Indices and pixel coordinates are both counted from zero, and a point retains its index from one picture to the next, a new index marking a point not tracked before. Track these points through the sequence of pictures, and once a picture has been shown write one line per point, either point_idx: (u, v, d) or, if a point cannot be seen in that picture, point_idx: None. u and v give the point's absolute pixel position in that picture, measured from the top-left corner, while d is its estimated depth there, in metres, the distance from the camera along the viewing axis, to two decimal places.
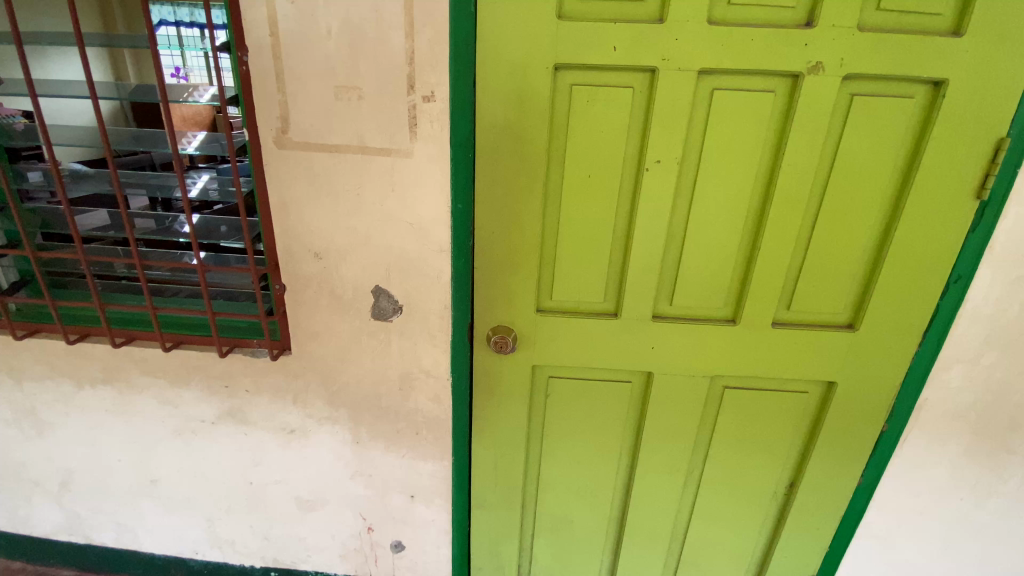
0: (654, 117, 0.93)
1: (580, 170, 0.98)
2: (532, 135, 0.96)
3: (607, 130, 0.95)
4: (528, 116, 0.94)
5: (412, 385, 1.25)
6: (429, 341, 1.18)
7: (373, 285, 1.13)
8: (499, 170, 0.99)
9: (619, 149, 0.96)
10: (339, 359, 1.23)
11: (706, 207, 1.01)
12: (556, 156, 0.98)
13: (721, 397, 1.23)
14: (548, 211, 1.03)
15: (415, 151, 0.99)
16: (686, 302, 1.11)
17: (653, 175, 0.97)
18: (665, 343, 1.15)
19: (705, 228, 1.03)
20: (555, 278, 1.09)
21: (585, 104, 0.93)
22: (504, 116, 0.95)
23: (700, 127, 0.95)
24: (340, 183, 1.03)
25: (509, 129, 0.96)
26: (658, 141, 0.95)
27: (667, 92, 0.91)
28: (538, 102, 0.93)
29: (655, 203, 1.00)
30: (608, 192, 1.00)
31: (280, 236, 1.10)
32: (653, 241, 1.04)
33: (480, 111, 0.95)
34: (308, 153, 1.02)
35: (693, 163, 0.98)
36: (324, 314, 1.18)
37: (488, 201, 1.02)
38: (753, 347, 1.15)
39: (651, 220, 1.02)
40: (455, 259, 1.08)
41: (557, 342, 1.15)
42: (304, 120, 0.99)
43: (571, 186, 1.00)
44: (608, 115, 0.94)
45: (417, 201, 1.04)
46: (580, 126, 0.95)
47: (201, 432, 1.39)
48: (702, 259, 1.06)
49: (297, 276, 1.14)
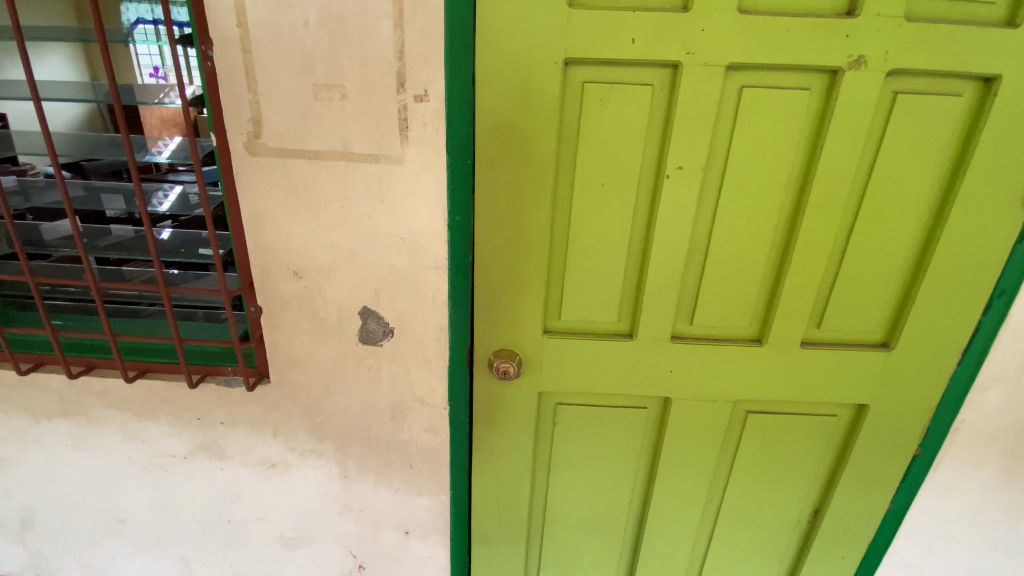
0: (677, 118, 0.82)
1: (592, 178, 0.87)
2: (539, 138, 0.85)
3: (624, 133, 0.84)
4: (534, 118, 0.83)
5: (405, 415, 1.13)
6: (423, 367, 1.07)
7: (360, 307, 1.01)
8: (502, 178, 0.88)
9: (637, 154, 0.86)
10: (324, 387, 1.11)
11: (732, 218, 0.91)
12: (565, 162, 0.87)
13: (743, 422, 1.13)
14: (556, 224, 0.92)
15: (406, 157, 0.88)
16: (708, 321, 1.00)
17: (674, 183, 0.87)
18: (685, 366, 1.04)
19: (731, 241, 0.93)
20: (564, 297, 0.99)
21: (599, 103, 0.82)
22: (507, 117, 0.84)
23: (727, 129, 0.85)
24: (322, 194, 0.92)
25: (513, 132, 0.85)
26: (680, 145, 0.84)
27: (691, 90, 0.81)
28: (546, 102, 0.82)
29: (676, 215, 0.90)
30: (624, 202, 0.89)
31: (254, 253, 0.98)
32: (674, 256, 0.93)
33: (481, 111, 0.84)
34: (284, 161, 0.90)
35: (719, 169, 0.88)
36: (306, 339, 1.06)
37: (489, 213, 0.91)
38: (780, 370, 1.05)
39: (672, 232, 0.91)
40: (453, 278, 0.97)
41: (566, 367, 1.05)
42: (280, 124, 0.87)
43: (582, 196, 0.89)
44: (624, 115, 0.83)
45: (408, 214, 0.92)
46: (593, 129, 0.84)
47: (172, 468, 1.26)
48: (726, 275, 0.96)
49: (275, 298, 1.02)
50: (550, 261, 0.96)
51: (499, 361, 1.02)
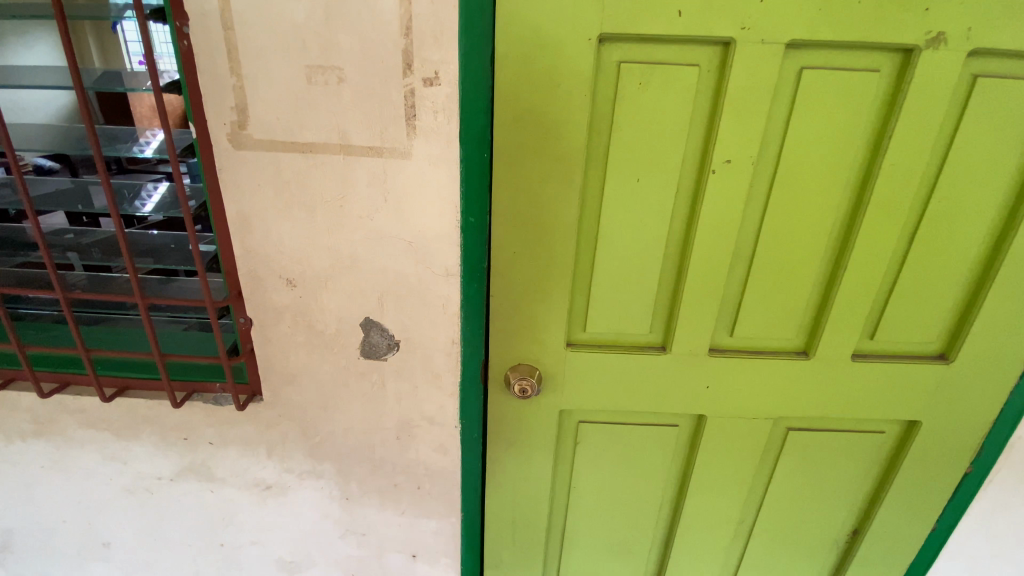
0: (726, 104, 0.72)
1: (627, 173, 0.76)
2: (567, 128, 0.74)
3: (665, 121, 0.73)
4: (562, 104, 0.73)
5: (412, 434, 1.03)
6: (432, 383, 0.96)
7: (362, 318, 0.91)
8: (524, 173, 0.77)
9: (679, 146, 0.75)
10: (322, 405, 1.01)
11: (783, 218, 0.80)
12: (596, 155, 0.76)
13: (783, 441, 1.03)
14: (584, 225, 0.82)
15: (413, 150, 0.76)
16: (750, 332, 0.90)
17: (720, 178, 0.76)
18: (723, 381, 0.94)
19: (781, 244, 0.82)
20: (590, 307, 0.88)
21: (638, 86, 0.71)
22: (531, 104, 0.73)
23: (782, 117, 0.74)
24: (317, 192, 0.80)
25: (537, 121, 0.74)
26: (730, 135, 0.73)
27: (744, 72, 0.70)
28: (576, 86, 0.71)
29: (721, 215, 0.79)
30: (663, 201, 0.78)
31: (241, 259, 0.87)
32: (716, 260, 0.82)
33: (501, 96, 0.73)
34: (274, 155, 0.78)
35: (770, 163, 0.77)
36: (301, 353, 0.95)
37: (508, 213, 0.80)
38: (827, 384, 0.95)
39: (716, 234, 0.80)
40: (466, 286, 0.86)
41: (591, 383, 0.94)
42: (268, 112, 0.76)
43: (616, 193, 0.78)
44: (666, 101, 0.72)
45: (416, 215, 0.81)
46: (630, 116, 0.73)
47: (159, 490, 1.16)
48: (773, 282, 0.85)
49: (266, 309, 0.91)
50: (575, 266, 0.85)
51: (518, 378, 0.92)
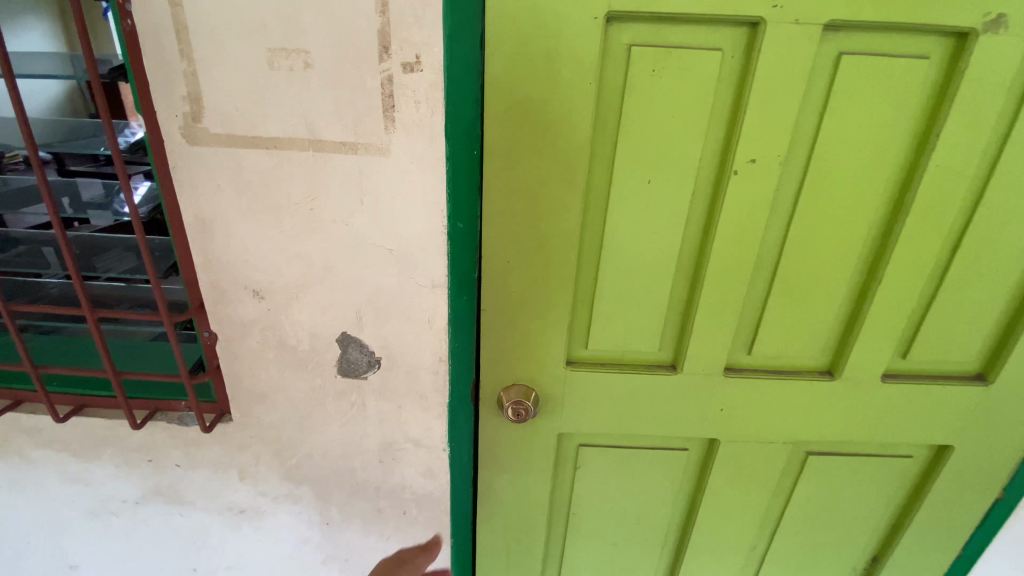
0: (752, 95, 0.62)
1: (637, 175, 0.67)
2: (569, 123, 0.64)
3: (681, 115, 0.63)
4: (563, 95, 0.63)
5: (397, 457, 0.94)
6: (418, 404, 0.87)
7: (339, 333, 0.82)
8: (518, 174, 0.68)
9: (697, 143, 0.65)
10: (298, 426, 0.92)
11: (812, 226, 0.71)
12: (601, 154, 0.67)
13: (802, 466, 0.95)
14: (586, 233, 0.72)
15: (392, 146, 0.67)
16: (770, 350, 0.81)
17: (743, 180, 0.67)
18: (738, 403, 0.85)
19: (809, 254, 0.73)
20: (593, 323, 0.79)
21: (651, 73, 0.61)
22: (527, 94, 0.63)
23: (814, 111, 0.65)
24: (284, 194, 0.71)
25: (534, 114, 0.64)
26: (755, 132, 0.64)
27: (774, 58, 0.61)
28: (580, 74, 0.62)
29: (742, 223, 0.70)
30: (676, 206, 0.69)
31: (201, 268, 0.77)
32: (735, 273, 0.73)
33: (492, 85, 0.63)
34: (234, 152, 0.69)
35: (799, 163, 0.68)
36: (273, 370, 0.86)
37: (501, 219, 0.71)
38: (852, 407, 0.87)
39: (735, 244, 0.71)
40: (455, 298, 0.77)
41: (592, 405, 0.85)
42: (226, 103, 0.66)
43: (623, 197, 0.68)
44: (683, 91, 0.62)
45: (397, 220, 0.72)
46: (641, 109, 0.63)
47: (125, 513, 1.07)
48: (798, 295, 0.76)
49: (232, 323, 0.82)
50: (577, 278, 0.76)
51: (511, 402, 0.82)
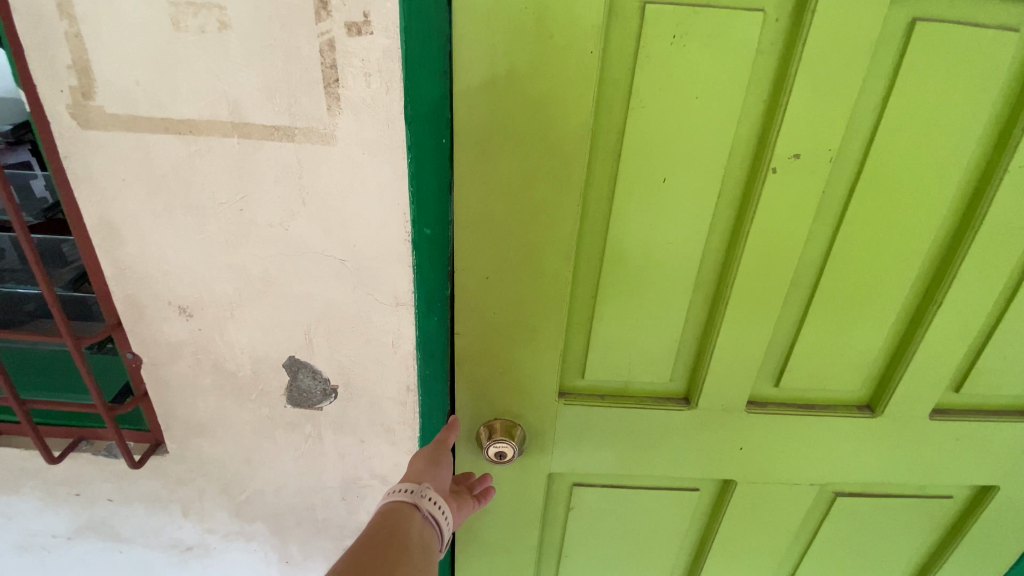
0: (800, 71, 0.48)
1: (650, 171, 0.53)
2: (566, 104, 0.49)
3: (708, 96, 0.49)
4: (557, 67, 0.47)
5: (361, 495, 0.81)
6: (384, 438, 0.75)
7: (285, 358, 0.68)
8: (499, 171, 0.52)
9: (726, 133, 0.51)
10: (244, 460, 0.79)
11: (863, 237, 0.58)
12: (605, 145, 0.52)
13: (827, 508, 0.82)
14: (585, 245, 0.58)
15: (338, 132, 0.52)
16: (802, 382, 0.68)
17: (783, 180, 0.53)
18: (759, 441, 0.73)
19: (857, 271, 0.60)
20: (591, 353, 0.65)
21: (673, 40, 0.47)
22: (511, 66, 0.47)
23: (876, 94, 0.51)
24: (207, 192, 0.57)
25: (519, 93, 0.48)
26: (801, 119, 0.50)
27: (833, 21, 0.46)
28: (579, 39, 0.46)
29: (778, 233, 0.56)
30: (697, 211, 0.55)
31: (113, 280, 0.63)
32: (767, 293, 0.60)
33: (462, 52, 0.47)
34: (140, 138, 0.54)
35: (852, 159, 0.54)
36: (210, 399, 0.73)
37: (478, 228, 0.55)
38: (892, 446, 0.74)
39: (768, 259, 0.57)
40: (423, 319, 0.63)
41: (588, 444, 0.72)
42: (123, 76, 0.51)
43: (632, 200, 0.54)
44: (712, 64, 0.48)
45: (348, 225, 0.58)
46: (657, 88, 0.49)
47: (57, 549, 0.94)
48: (839, 319, 0.63)
49: (156, 344, 0.68)
50: (572, 299, 0.61)
51: (493, 441, 0.67)
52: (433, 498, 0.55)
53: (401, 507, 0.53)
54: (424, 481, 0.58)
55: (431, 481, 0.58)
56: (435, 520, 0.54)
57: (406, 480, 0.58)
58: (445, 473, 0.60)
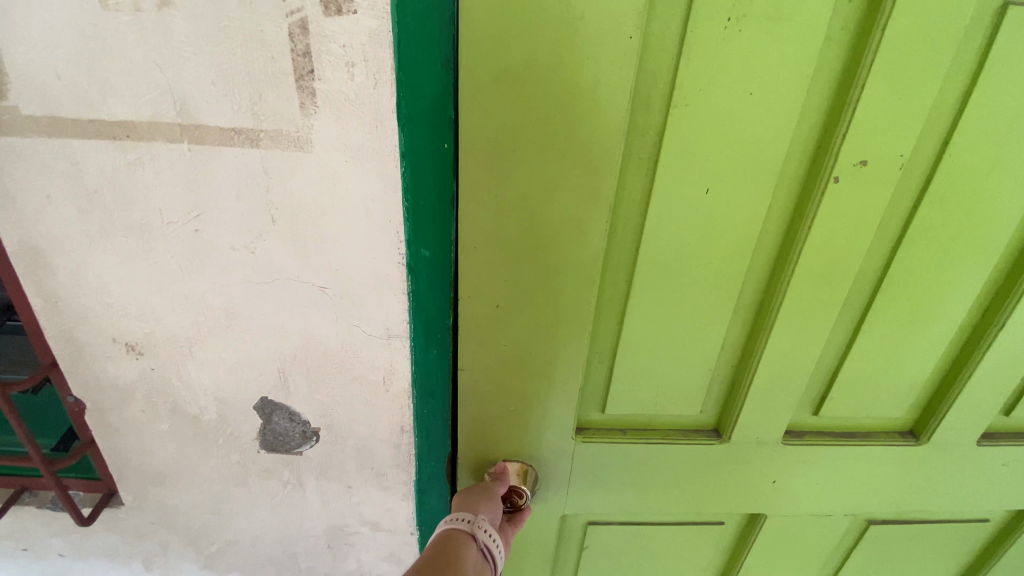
0: (877, 62, 0.40)
1: (692, 182, 0.44)
2: (596, 102, 0.40)
3: (764, 92, 0.41)
4: (587, 56, 0.38)
5: (349, 543, 0.72)
6: (375, 482, 0.65)
7: (257, 399, 0.58)
8: (513, 183, 0.43)
9: (783, 135, 0.43)
10: (212, 509, 0.69)
11: (926, 252, 0.50)
12: (639, 151, 0.44)
13: (860, 538, 0.75)
14: (611, 267, 0.49)
15: (315, 135, 0.43)
16: (846, 410, 0.61)
17: (845, 191, 0.45)
18: (795, 473, 0.66)
19: (915, 291, 0.52)
20: (613, 388, 0.56)
21: (727, 24, 0.38)
22: (529, 55, 0.38)
23: (957, 89, 0.43)
24: (154, 209, 0.46)
25: (539, 90, 0.39)
26: (871, 120, 0.42)
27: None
28: (615, 22, 0.37)
29: (833, 250, 0.48)
30: (743, 227, 0.47)
31: (43, 314, 0.52)
32: (815, 316, 0.52)
33: (469, 36, 0.37)
34: (65, 145, 0.44)
35: (921, 166, 0.46)
36: (169, 445, 0.62)
37: (486, 252, 0.46)
38: (935, 474, 0.68)
39: (820, 279, 0.50)
40: (420, 353, 0.54)
41: (607, 484, 0.64)
42: (37, 66, 0.41)
43: (669, 216, 0.46)
44: (771, 54, 0.39)
45: (328, 246, 0.48)
46: (706, 82, 0.40)
47: None
48: (892, 343, 0.56)
49: (101, 387, 0.57)
50: (593, 328, 0.53)
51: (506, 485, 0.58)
52: (489, 531, 0.50)
53: (458, 537, 0.48)
54: (479, 512, 0.52)
55: (485, 513, 0.52)
56: (490, 554, 0.48)
57: (460, 508, 0.52)
58: (497, 505, 0.55)
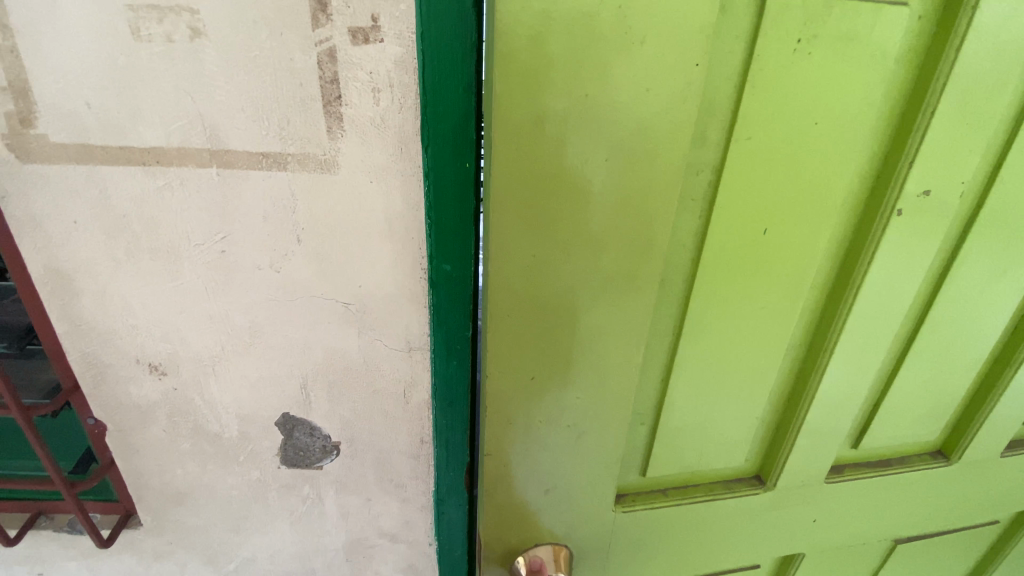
0: (946, 89, 0.39)
1: (749, 221, 0.42)
2: (659, 141, 0.37)
3: (826, 122, 0.40)
4: (652, 94, 0.35)
5: (367, 557, 0.72)
6: (394, 493, 0.66)
7: (278, 415, 0.59)
8: (563, 234, 0.39)
9: (836, 169, 0.42)
10: (230, 526, 0.69)
11: (969, 280, 0.50)
12: (691, 189, 0.41)
13: (887, 554, 0.75)
14: (658, 314, 0.46)
15: (341, 158, 0.44)
16: (887, 437, 0.61)
17: (907, 223, 0.44)
18: (833, 506, 0.64)
19: (955, 322, 0.52)
20: (658, 439, 0.53)
21: (797, 48, 0.36)
22: (590, 92, 0.34)
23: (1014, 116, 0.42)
24: (181, 232, 0.47)
25: (598, 133, 0.36)
26: (936, 151, 0.41)
27: (991, 22, 0.37)
28: (683, 51, 0.34)
29: (888, 285, 0.47)
30: (794, 266, 0.46)
31: (66, 338, 0.53)
32: (868, 351, 0.51)
33: (521, 72, 0.33)
34: (93, 172, 0.45)
35: (971, 194, 0.46)
36: (190, 464, 0.63)
37: (530, 306, 0.42)
38: (956, 485, 0.68)
39: (873, 311, 0.48)
40: (441, 365, 0.55)
41: (648, 551, 0.59)
42: (69, 96, 0.42)
43: (720, 260, 0.44)
44: (835, 83, 0.38)
45: (351, 263, 0.49)
46: (768, 116, 0.39)
47: None
48: (933, 371, 0.56)
49: (123, 408, 0.58)
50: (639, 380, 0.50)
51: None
52: None
53: None
54: None
55: None
56: None
57: None
58: None
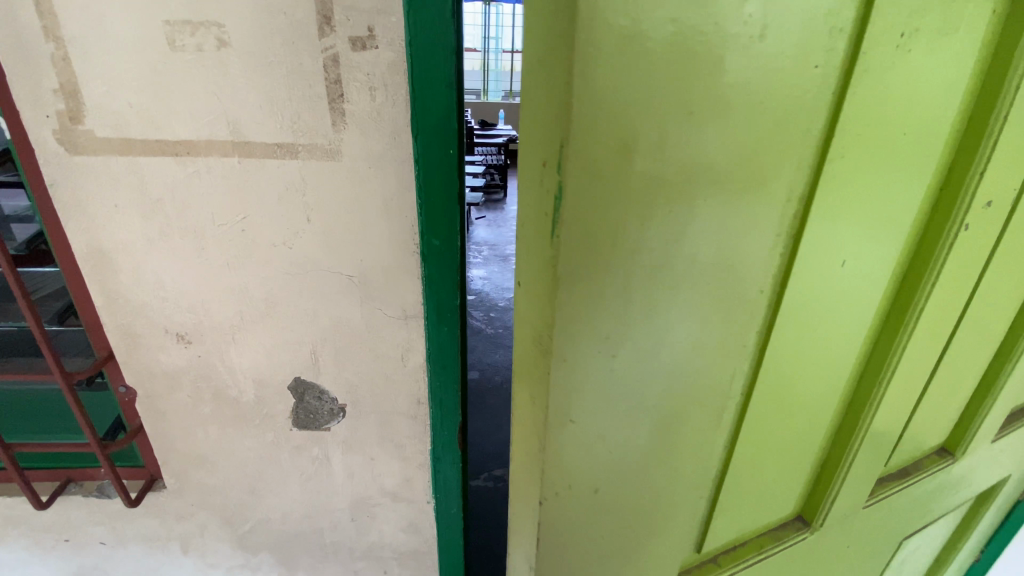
0: None
1: (832, 256, 0.33)
2: (760, 167, 0.27)
3: (912, 128, 0.32)
4: (760, 106, 0.25)
5: (372, 515, 0.79)
6: (394, 452, 0.73)
7: (291, 379, 0.66)
8: (637, 309, 0.28)
9: (911, 177, 0.34)
10: (247, 487, 0.76)
11: (995, 278, 0.45)
12: (780, 225, 0.30)
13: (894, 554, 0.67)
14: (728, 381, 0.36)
15: (344, 147, 0.52)
16: (908, 446, 0.55)
17: (966, 234, 0.38)
18: (862, 530, 0.56)
19: (979, 316, 0.47)
20: (714, 518, 0.43)
21: (900, 42, 0.28)
22: (686, 113, 0.23)
23: None
24: (207, 214, 0.55)
25: (685, 163, 0.25)
26: (1001, 153, 0.35)
27: None
28: (796, 48, 0.24)
29: (938, 300, 0.41)
30: (862, 297, 0.38)
31: (104, 311, 0.60)
32: (910, 374, 0.44)
33: (602, 97, 0.21)
34: (133, 161, 0.52)
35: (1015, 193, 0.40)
36: (211, 427, 0.70)
37: (600, 416, 0.30)
38: (962, 477, 0.65)
39: (921, 332, 0.42)
40: (433, 330, 0.62)
41: None
42: (113, 97, 0.49)
43: (800, 308, 0.34)
44: (923, 79, 0.30)
45: (354, 240, 0.57)
46: (865, 128, 0.30)
47: None
48: (950, 376, 0.50)
49: (152, 375, 0.65)
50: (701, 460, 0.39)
51: None
52: None
53: None
54: None
55: None
56: None
57: None
58: None
